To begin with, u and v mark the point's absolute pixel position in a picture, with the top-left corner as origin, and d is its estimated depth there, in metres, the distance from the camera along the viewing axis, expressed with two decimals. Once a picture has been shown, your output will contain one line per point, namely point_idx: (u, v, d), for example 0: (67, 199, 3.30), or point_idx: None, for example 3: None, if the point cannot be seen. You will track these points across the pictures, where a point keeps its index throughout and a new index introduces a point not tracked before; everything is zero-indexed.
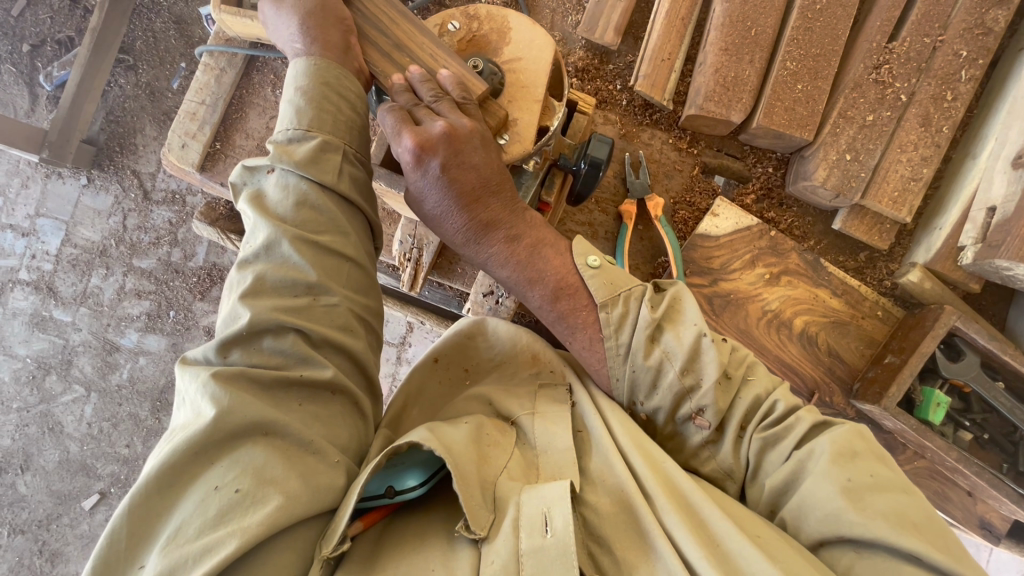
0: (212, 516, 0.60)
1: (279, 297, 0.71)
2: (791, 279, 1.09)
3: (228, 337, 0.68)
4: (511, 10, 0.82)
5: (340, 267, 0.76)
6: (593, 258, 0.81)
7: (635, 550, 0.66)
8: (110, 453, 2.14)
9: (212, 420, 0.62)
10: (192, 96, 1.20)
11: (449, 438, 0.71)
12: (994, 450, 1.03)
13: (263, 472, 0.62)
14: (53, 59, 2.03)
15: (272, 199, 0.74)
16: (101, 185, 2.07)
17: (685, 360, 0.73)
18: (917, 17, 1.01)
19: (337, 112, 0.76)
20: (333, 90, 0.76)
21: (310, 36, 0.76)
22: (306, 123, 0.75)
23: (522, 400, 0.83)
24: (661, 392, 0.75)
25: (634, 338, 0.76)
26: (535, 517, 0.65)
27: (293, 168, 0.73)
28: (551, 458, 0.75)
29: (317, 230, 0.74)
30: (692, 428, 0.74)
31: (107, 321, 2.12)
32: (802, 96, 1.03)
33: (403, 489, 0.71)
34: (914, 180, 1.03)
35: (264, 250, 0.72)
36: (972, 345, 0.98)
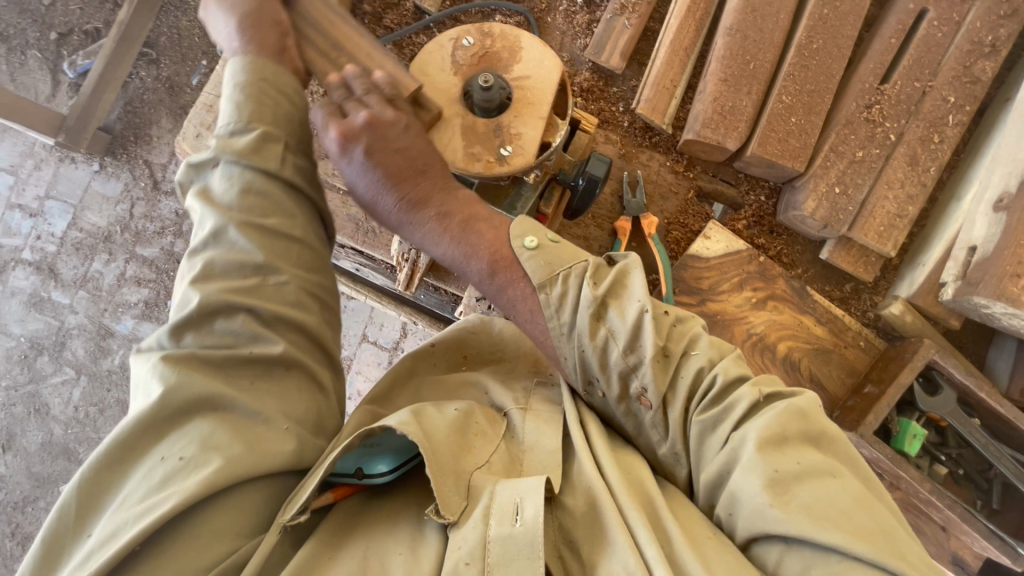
0: (157, 481, 0.63)
1: (226, 280, 0.73)
2: (776, 304, 1.12)
3: (178, 321, 0.70)
4: (524, 30, 0.80)
5: (291, 248, 0.78)
6: (531, 240, 0.76)
7: (596, 548, 0.66)
8: (94, 439, 2.14)
9: (161, 396, 0.65)
10: (211, 89, 1.24)
11: (432, 424, 0.73)
12: (968, 486, 1.04)
13: (209, 439, 0.65)
14: (79, 48, 2.10)
15: (217, 191, 0.77)
16: (113, 172, 2.13)
17: (629, 339, 0.70)
18: (908, 63, 1.06)
19: (276, 105, 0.79)
20: (271, 85, 0.79)
21: (248, 37, 0.81)
22: (244, 115, 0.77)
23: (516, 393, 0.86)
24: (609, 373, 0.72)
25: (577, 320, 0.73)
26: (506, 505, 0.66)
27: (236, 159, 0.76)
28: (533, 455, 0.76)
29: (266, 214, 0.76)
30: (639, 407, 0.72)
31: (105, 306, 2.15)
32: (794, 129, 1.07)
33: (372, 472, 0.74)
34: (900, 217, 1.06)
35: (215, 240, 0.74)
36: (950, 380, 1.00)
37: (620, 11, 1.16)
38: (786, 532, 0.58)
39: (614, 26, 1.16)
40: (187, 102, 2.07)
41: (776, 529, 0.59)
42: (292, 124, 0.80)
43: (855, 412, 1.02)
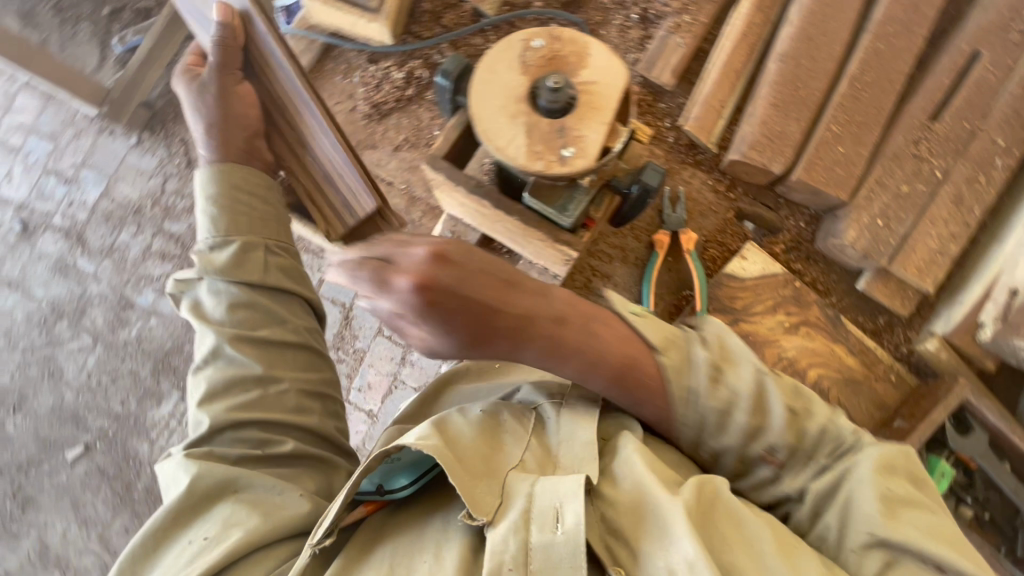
0: (185, 562, 0.73)
1: (231, 398, 0.83)
2: (809, 331, 1.12)
3: (194, 441, 0.81)
4: (593, 38, 0.80)
5: (285, 353, 0.87)
6: (634, 307, 0.85)
7: (646, 538, 0.67)
8: (103, 407, 2.16)
9: (184, 487, 0.76)
10: None
11: (459, 441, 0.75)
12: (992, 531, 1.02)
13: (227, 519, 0.74)
14: (129, 25, 2.17)
15: (209, 306, 0.87)
16: (149, 147, 2.18)
17: (751, 401, 0.77)
18: (958, 103, 1.07)
19: (250, 210, 0.90)
20: (241, 190, 0.91)
21: (215, 146, 0.93)
22: (224, 227, 0.88)
23: (551, 390, 0.90)
24: (731, 430, 0.77)
25: (697, 382, 0.79)
26: (547, 511, 0.67)
27: (220, 276, 0.86)
28: (566, 450, 0.77)
29: (254, 325, 0.86)
30: (762, 468, 0.77)
31: (128, 277, 2.18)
32: (841, 158, 1.08)
33: (394, 488, 0.79)
34: (942, 254, 1.06)
35: (206, 352, 0.85)
36: (982, 422, 1.00)
37: (675, 30, 1.18)
38: (897, 540, 0.65)
39: (667, 43, 1.18)
40: None
41: (886, 536, 0.66)
42: (266, 228, 0.91)
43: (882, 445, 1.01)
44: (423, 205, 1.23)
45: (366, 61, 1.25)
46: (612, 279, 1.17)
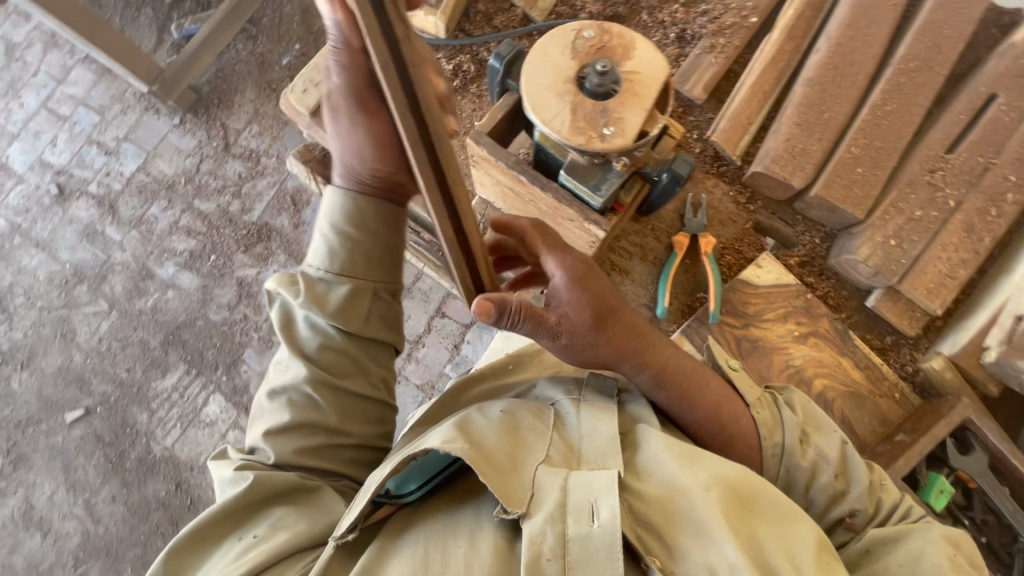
0: (235, 555, 0.77)
1: (299, 437, 0.86)
2: (817, 342, 1.15)
3: (254, 463, 0.86)
4: (640, 35, 0.87)
5: (358, 406, 0.91)
6: (732, 362, 0.99)
7: (681, 534, 0.71)
8: (109, 373, 2.19)
9: (240, 488, 0.81)
10: (326, 53, 1.34)
11: (480, 437, 0.78)
12: (989, 556, 1.03)
13: (277, 521, 0.79)
14: (189, 14, 2.31)
15: (302, 336, 0.90)
16: (190, 129, 2.29)
17: (836, 467, 0.86)
18: (973, 139, 1.14)
19: (369, 252, 0.90)
20: (366, 225, 0.89)
21: (353, 181, 0.89)
22: (337, 267, 0.88)
23: (568, 388, 0.92)
24: (815, 492, 0.85)
25: (787, 441, 0.88)
26: (582, 505, 0.70)
27: (324, 320, 0.88)
28: (589, 445, 0.80)
29: (341, 373, 0.89)
30: (839, 530, 0.85)
31: (152, 249, 2.24)
32: (860, 178, 1.13)
33: (404, 491, 0.84)
34: (951, 278, 1.10)
35: (288, 379, 0.89)
36: (983, 444, 1.01)
37: (709, 50, 1.26)
38: None
39: (701, 61, 1.26)
40: (274, 78, 2.25)
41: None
42: (376, 270, 0.91)
43: (882, 455, 1.04)
44: None
45: None
46: (631, 275, 1.21)
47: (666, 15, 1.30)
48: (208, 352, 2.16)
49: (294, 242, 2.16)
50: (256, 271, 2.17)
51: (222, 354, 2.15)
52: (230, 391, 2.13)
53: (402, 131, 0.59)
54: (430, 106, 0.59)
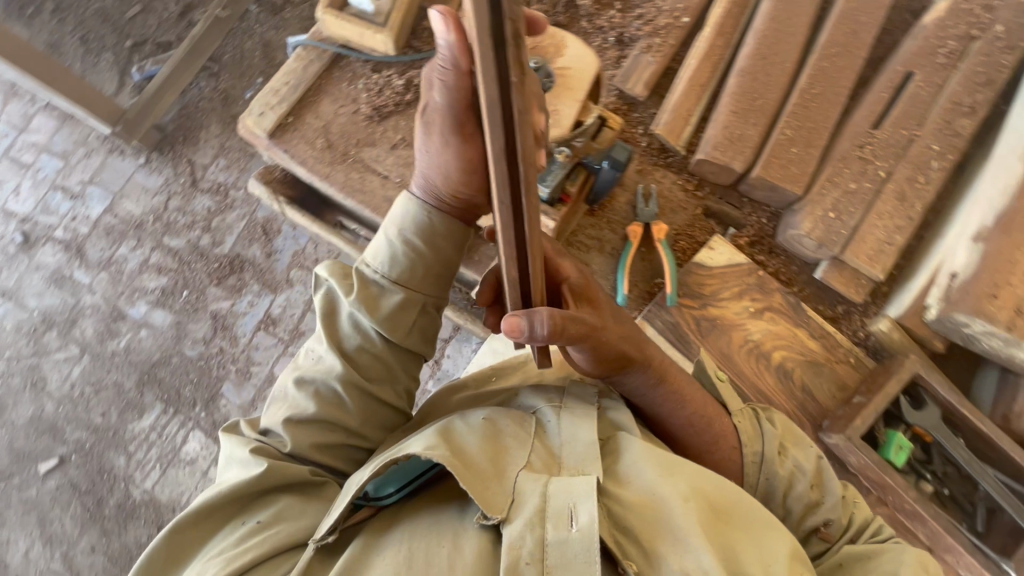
0: (235, 538, 0.78)
1: (317, 432, 0.88)
2: (773, 315, 1.19)
3: (269, 447, 0.87)
4: (569, 33, 0.94)
5: (380, 411, 0.94)
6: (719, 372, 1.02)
7: (660, 541, 0.73)
8: (83, 419, 2.14)
9: (248, 475, 0.82)
10: (280, 77, 1.38)
11: (463, 448, 0.79)
12: (954, 508, 1.06)
13: (280, 512, 0.81)
14: (150, 56, 2.34)
15: (343, 333, 0.92)
16: (157, 167, 2.30)
17: (813, 477, 0.91)
18: (896, 114, 1.21)
19: (427, 266, 0.93)
20: (437, 240, 0.92)
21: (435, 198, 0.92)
22: (395, 274, 0.91)
23: (550, 395, 0.93)
24: (792, 501, 0.90)
25: (767, 450, 0.93)
26: (561, 511, 0.71)
27: (370, 323, 0.90)
28: (569, 451, 0.81)
29: (372, 376, 0.93)
30: (815, 540, 0.90)
31: (122, 289, 2.23)
32: (795, 157, 1.20)
33: (382, 494, 0.83)
34: (889, 244, 1.16)
35: (321, 370, 0.91)
36: (934, 397, 1.06)
37: (647, 50, 1.33)
38: None
39: (640, 60, 1.32)
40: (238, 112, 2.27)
41: None
42: (433, 284, 0.94)
43: (841, 418, 1.08)
44: None
45: (370, 70, 1.38)
46: (590, 267, 1.25)
47: (604, 21, 1.37)
48: (185, 389, 2.13)
49: (267, 270, 2.17)
50: (230, 303, 2.16)
51: (199, 390, 2.12)
52: (210, 427, 2.10)
53: (492, 148, 0.54)
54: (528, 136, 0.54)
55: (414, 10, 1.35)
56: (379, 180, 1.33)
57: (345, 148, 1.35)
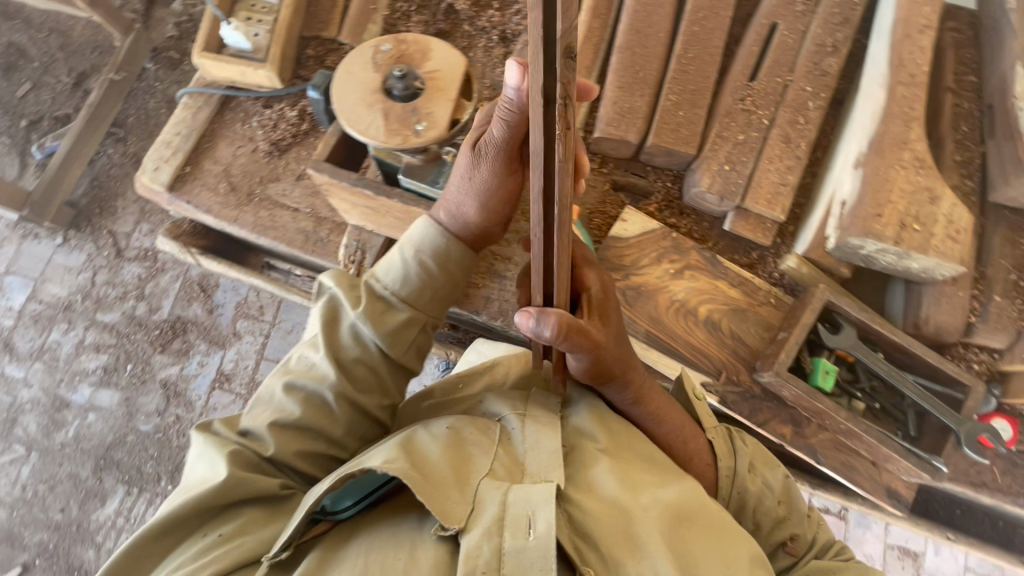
0: (198, 550, 0.76)
1: (300, 440, 0.85)
2: (693, 273, 1.23)
3: (246, 453, 0.83)
4: (434, 37, 0.94)
5: (364, 422, 0.91)
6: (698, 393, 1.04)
7: (619, 548, 0.74)
8: (41, 520, 2.03)
9: (216, 485, 0.78)
10: (170, 129, 1.35)
11: (427, 460, 0.77)
12: (888, 419, 1.13)
13: (245, 524, 0.78)
14: (48, 132, 2.25)
15: (344, 344, 0.90)
16: (76, 244, 2.20)
17: (781, 493, 0.99)
18: (768, 63, 1.27)
19: (438, 290, 0.92)
20: (450, 263, 0.91)
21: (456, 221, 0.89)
22: (403, 292, 0.90)
23: (515, 400, 0.93)
24: (762, 517, 0.97)
25: (739, 466, 0.98)
26: (519, 518, 0.70)
27: (375, 338, 0.89)
28: (532, 457, 0.81)
29: (364, 388, 0.90)
30: (783, 554, 0.97)
31: (61, 377, 2.12)
32: (683, 120, 1.25)
33: (338, 508, 0.81)
34: (784, 185, 1.22)
35: (312, 378, 0.87)
36: (848, 319, 1.11)
37: None
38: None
39: None
40: None
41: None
42: (437, 308, 0.93)
43: (769, 356, 1.12)
44: (330, 224, 1.31)
45: (261, 107, 1.37)
46: (513, 260, 1.28)
47: (485, 22, 1.40)
48: (147, 465, 2.04)
49: (211, 327, 2.11)
50: (179, 368, 2.09)
51: (161, 464, 2.03)
52: None
53: (535, 185, 0.56)
54: (568, 174, 0.53)
55: (293, 40, 1.35)
56: (290, 214, 1.31)
57: (249, 188, 1.33)
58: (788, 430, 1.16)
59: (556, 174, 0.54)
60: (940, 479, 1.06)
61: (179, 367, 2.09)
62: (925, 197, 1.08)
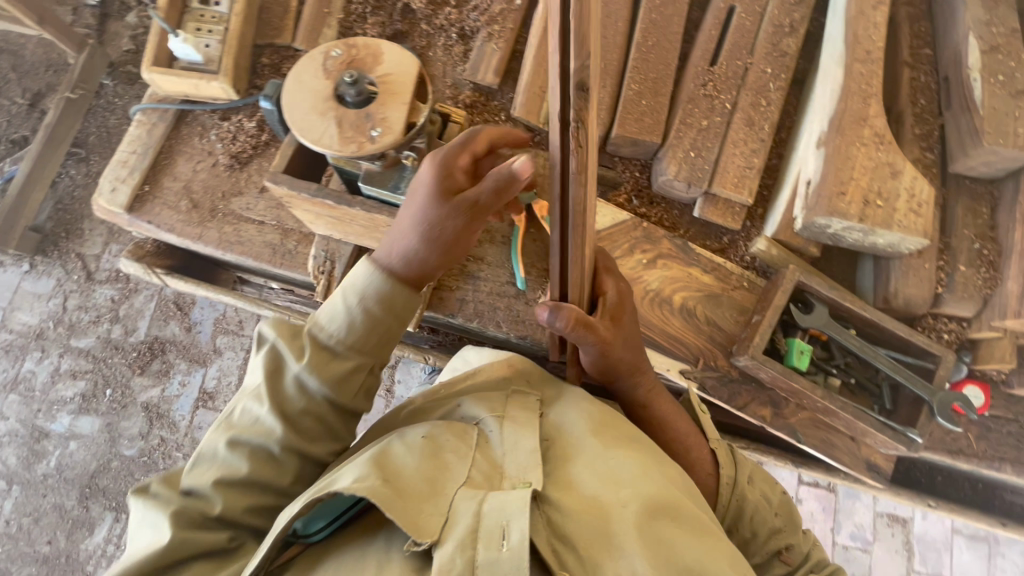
0: None
1: (248, 495, 0.83)
2: (665, 261, 1.23)
3: (190, 514, 0.80)
4: (385, 40, 0.92)
5: (316, 469, 0.90)
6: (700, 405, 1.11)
7: (596, 549, 0.73)
8: (29, 553, 2.00)
9: (162, 548, 0.76)
10: (125, 147, 1.32)
11: (402, 474, 0.76)
12: (864, 394, 1.15)
13: None
14: (7, 156, 2.18)
15: (289, 395, 0.87)
16: (43, 270, 2.12)
17: (779, 505, 1.03)
18: (728, 46, 1.27)
19: (384, 333, 0.90)
20: (397, 307, 0.88)
21: (403, 263, 0.86)
22: (350, 341, 0.88)
23: (495, 401, 0.92)
24: (760, 525, 1.00)
25: (739, 475, 1.02)
26: (493, 529, 0.69)
27: (321, 389, 0.87)
28: (511, 461, 0.81)
29: (313, 437, 0.88)
30: (777, 563, 0.99)
31: (38, 407, 2.07)
32: (647, 109, 1.24)
33: (310, 531, 0.80)
34: (749, 168, 1.22)
35: (257, 433, 0.84)
36: (819, 297, 1.12)
37: (489, 38, 1.34)
38: None
39: (485, 49, 1.33)
40: None
41: None
42: (382, 352, 0.92)
43: (744, 340, 1.12)
44: (298, 235, 1.28)
45: (219, 119, 1.33)
46: (485, 260, 1.27)
47: (443, 19, 1.37)
48: None
49: (191, 345, 2.06)
50: (160, 390, 2.05)
51: None
52: None
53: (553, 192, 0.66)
54: (580, 184, 0.63)
55: (246, 49, 1.31)
56: (256, 228, 1.29)
57: (212, 204, 1.30)
58: (767, 412, 1.17)
59: (572, 184, 0.64)
60: (916, 450, 1.07)
61: (160, 388, 2.05)
62: (887, 172, 1.09)
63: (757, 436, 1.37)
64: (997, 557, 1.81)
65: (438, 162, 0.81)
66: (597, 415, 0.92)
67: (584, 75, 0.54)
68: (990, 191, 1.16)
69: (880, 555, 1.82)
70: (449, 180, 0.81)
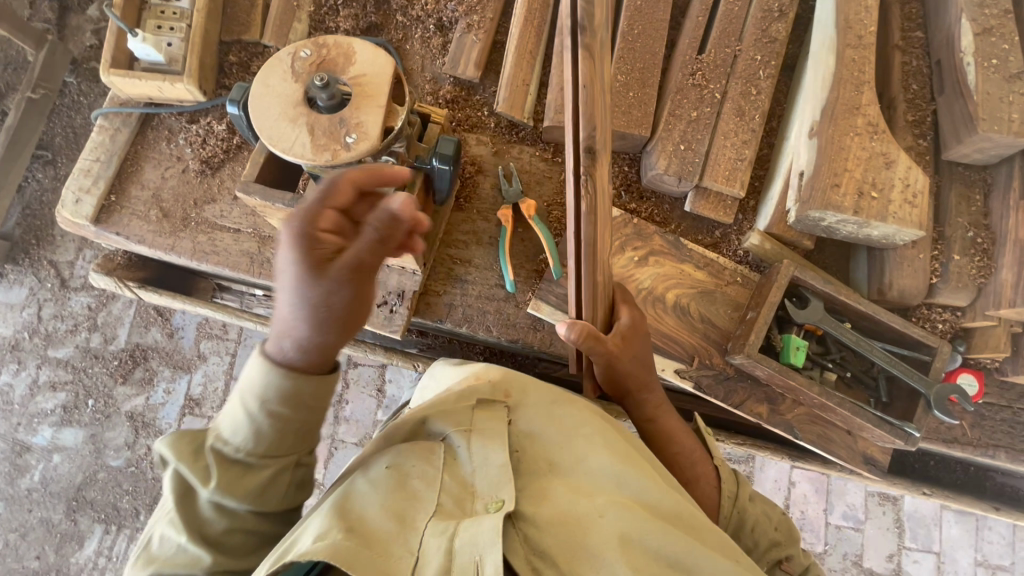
0: None
1: None
2: (657, 258, 1.20)
3: None
4: (356, 38, 0.87)
5: None
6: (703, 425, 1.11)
7: (575, 560, 0.72)
8: (18, 569, 1.96)
9: None
10: (88, 155, 1.25)
11: (367, 512, 0.75)
12: (861, 387, 1.14)
13: None
14: None
15: (208, 517, 0.77)
16: (14, 279, 2.03)
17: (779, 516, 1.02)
18: (716, 33, 1.22)
19: (299, 428, 0.77)
20: (304, 400, 0.75)
21: (300, 353, 0.72)
22: (260, 449, 0.76)
23: (460, 417, 0.89)
24: (760, 535, 0.99)
25: (739, 491, 1.02)
26: (467, 568, 0.68)
27: (240, 503, 0.76)
28: (481, 477, 0.80)
29: (250, 549, 0.80)
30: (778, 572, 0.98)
31: (18, 420, 2.01)
32: (634, 101, 1.20)
33: None
34: (741, 160, 1.19)
35: (182, 564, 0.75)
36: (814, 291, 1.10)
37: (468, 29, 1.27)
38: None
39: (464, 40, 1.27)
40: None
41: None
42: (304, 445, 0.79)
43: (739, 337, 1.10)
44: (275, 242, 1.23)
45: (186, 123, 1.27)
46: (473, 262, 1.23)
47: (419, 10, 1.30)
48: (122, 501, 1.96)
49: (174, 351, 1.99)
50: (143, 398, 1.99)
51: (138, 498, 1.95)
52: None
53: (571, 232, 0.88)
54: (591, 222, 0.86)
55: (212, 47, 1.24)
56: (232, 236, 1.23)
57: (183, 213, 1.24)
58: (763, 409, 1.15)
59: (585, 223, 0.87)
60: (913, 444, 1.07)
61: (143, 397, 1.99)
62: (880, 162, 1.06)
63: (754, 431, 1.37)
64: (984, 530, 1.84)
65: (296, 230, 0.66)
66: (564, 423, 0.91)
67: (591, 142, 0.82)
68: (983, 178, 1.14)
69: (873, 534, 1.85)
70: (316, 248, 0.65)
